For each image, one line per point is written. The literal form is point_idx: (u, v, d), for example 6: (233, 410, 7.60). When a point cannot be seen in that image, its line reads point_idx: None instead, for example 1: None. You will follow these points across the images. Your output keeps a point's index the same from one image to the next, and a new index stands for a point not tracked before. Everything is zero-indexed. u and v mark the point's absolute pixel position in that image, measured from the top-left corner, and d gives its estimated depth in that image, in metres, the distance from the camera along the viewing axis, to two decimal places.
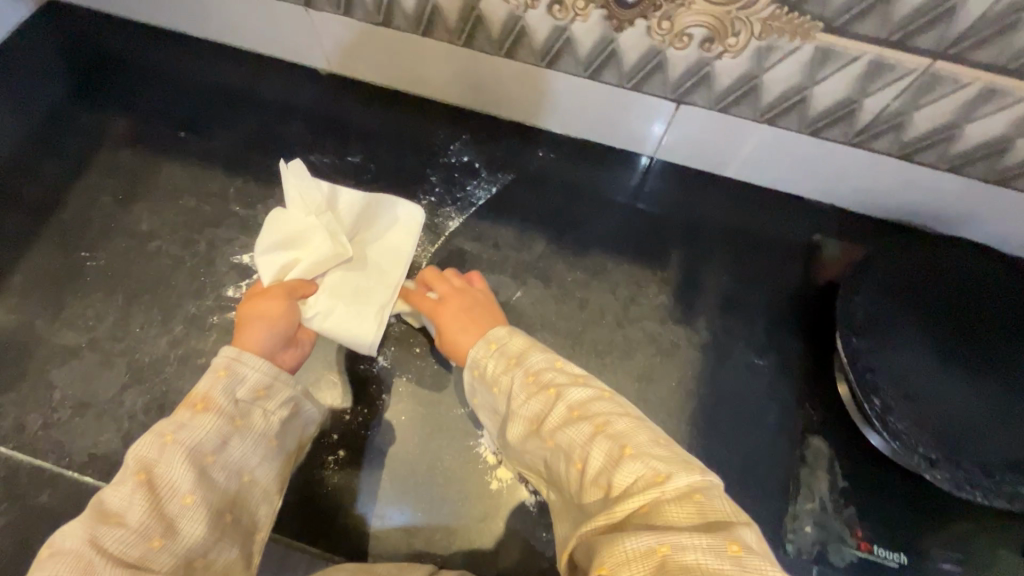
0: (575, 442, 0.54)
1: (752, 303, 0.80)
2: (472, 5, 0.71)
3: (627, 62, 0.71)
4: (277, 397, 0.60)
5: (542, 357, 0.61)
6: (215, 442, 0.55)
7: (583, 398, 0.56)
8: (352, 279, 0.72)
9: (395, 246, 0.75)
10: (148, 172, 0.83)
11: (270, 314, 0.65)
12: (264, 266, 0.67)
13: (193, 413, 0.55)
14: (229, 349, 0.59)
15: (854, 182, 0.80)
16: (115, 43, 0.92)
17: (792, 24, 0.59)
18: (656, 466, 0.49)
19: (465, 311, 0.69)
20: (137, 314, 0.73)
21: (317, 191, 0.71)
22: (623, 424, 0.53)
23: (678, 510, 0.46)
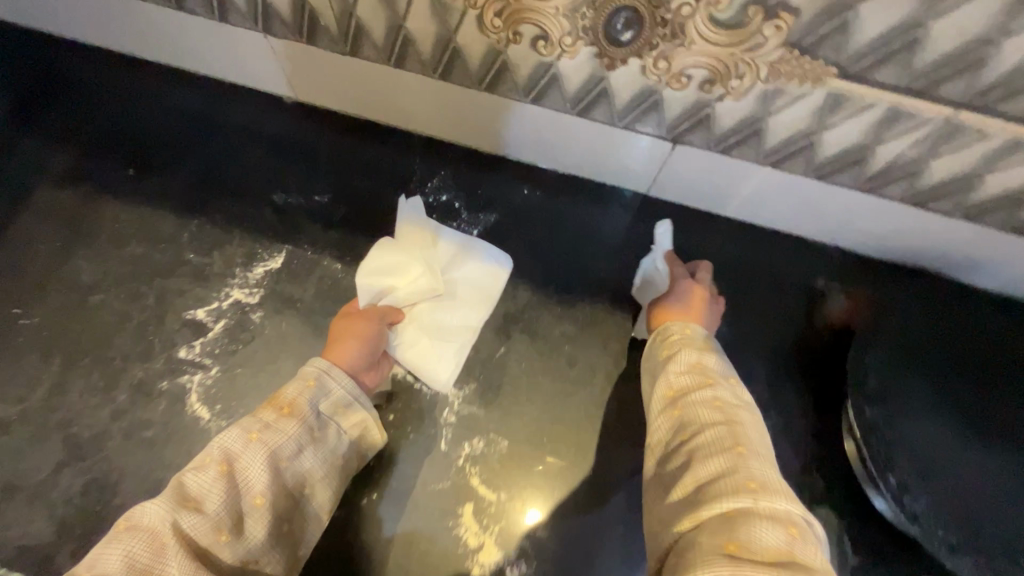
0: (699, 421, 0.54)
1: (754, 357, 0.74)
2: (448, 37, 0.63)
3: (620, 102, 0.65)
4: (353, 416, 0.61)
5: (717, 359, 0.61)
6: (292, 448, 0.55)
7: (730, 400, 0.56)
8: (439, 313, 0.71)
9: (485, 288, 0.72)
10: (91, 214, 0.75)
11: (364, 336, 0.66)
12: (364, 288, 0.68)
13: (278, 416, 0.56)
14: (321, 361, 0.61)
15: (860, 227, 0.74)
16: (57, 66, 0.84)
17: (803, 68, 0.54)
18: (754, 475, 0.48)
19: (700, 298, 0.70)
20: (78, 379, 0.66)
21: (422, 222, 0.73)
22: (747, 429, 0.53)
23: (769, 529, 0.43)
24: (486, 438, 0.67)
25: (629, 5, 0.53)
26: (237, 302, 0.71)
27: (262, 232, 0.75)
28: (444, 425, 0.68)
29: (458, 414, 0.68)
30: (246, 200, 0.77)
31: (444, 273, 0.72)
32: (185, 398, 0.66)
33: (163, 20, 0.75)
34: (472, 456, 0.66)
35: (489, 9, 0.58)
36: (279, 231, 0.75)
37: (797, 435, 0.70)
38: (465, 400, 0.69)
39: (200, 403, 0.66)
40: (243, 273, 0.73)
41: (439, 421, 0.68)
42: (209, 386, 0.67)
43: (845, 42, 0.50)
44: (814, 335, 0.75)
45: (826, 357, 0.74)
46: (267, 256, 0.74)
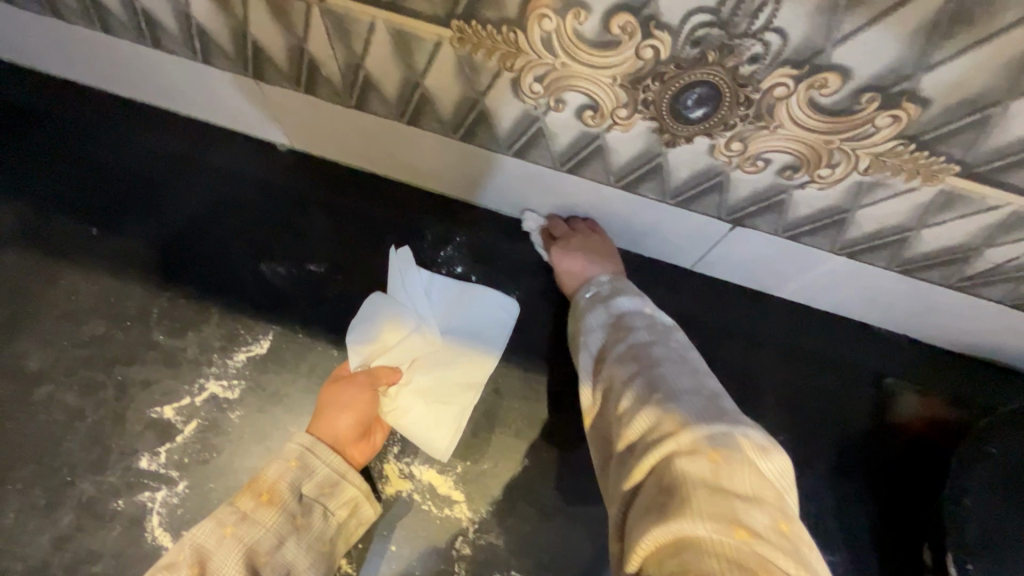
0: (618, 380, 0.48)
1: (810, 470, 0.65)
2: (474, 99, 0.53)
3: (676, 179, 0.55)
4: (341, 496, 0.52)
5: (627, 299, 0.57)
6: (271, 542, 0.46)
7: (643, 341, 0.50)
8: (437, 371, 0.62)
9: (485, 338, 0.65)
10: (43, 285, 0.64)
11: (353, 403, 0.57)
12: (353, 349, 0.62)
13: (257, 504, 0.48)
14: (304, 436, 0.52)
15: (940, 320, 0.65)
16: (14, 102, 0.73)
17: (917, 163, 0.43)
18: (674, 416, 0.42)
19: (579, 242, 0.65)
20: (14, 496, 0.55)
21: (413, 271, 0.66)
22: (663, 368, 0.47)
23: (690, 463, 0.38)
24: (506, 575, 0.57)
25: (707, 80, 0.42)
26: (213, 397, 0.60)
27: (245, 309, 0.64)
28: (457, 559, 0.57)
29: (473, 544, 0.58)
30: (227, 270, 0.66)
31: (439, 323, 0.65)
32: (144, 521, 0.55)
33: (136, 57, 0.64)
34: None
35: (529, 73, 0.47)
36: (266, 309, 0.64)
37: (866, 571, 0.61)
38: (482, 528, 0.58)
39: (162, 528, 0.55)
40: (221, 360, 0.62)
41: (451, 553, 0.57)
42: (174, 506, 0.56)
43: (980, 139, 0.40)
44: (883, 442, 0.66)
45: (897, 471, 0.65)
46: (250, 340, 0.63)
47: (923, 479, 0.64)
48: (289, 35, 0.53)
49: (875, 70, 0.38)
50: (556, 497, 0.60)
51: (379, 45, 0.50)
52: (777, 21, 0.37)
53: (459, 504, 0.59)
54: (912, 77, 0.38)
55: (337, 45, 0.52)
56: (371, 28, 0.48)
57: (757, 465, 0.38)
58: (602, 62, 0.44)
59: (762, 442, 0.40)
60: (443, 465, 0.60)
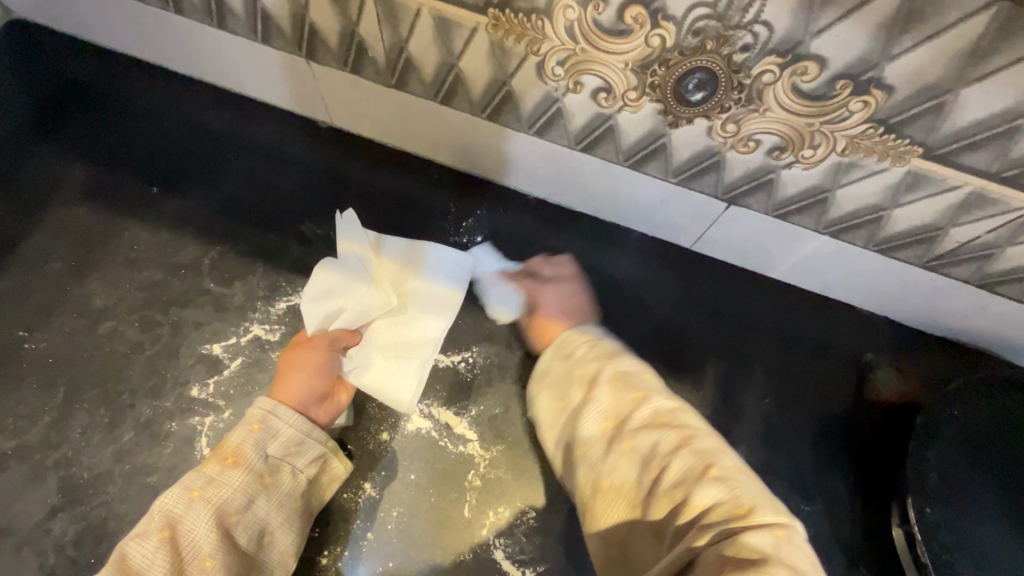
0: (657, 450, 0.48)
1: (792, 431, 0.71)
2: (503, 81, 0.60)
3: (678, 159, 0.62)
4: (307, 454, 0.57)
5: (634, 360, 0.57)
6: (241, 501, 0.52)
7: (666, 407, 0.51)
8: (394, 329, 0.69)
9: (439, 297, 0.71)
10: (108, 235, 0.72)
11: (311, 366, 0.62)
12: (311, 316, 0.67)
13: (223, 467, 0.53)
14: (264, 401, 0.57)
15: (917, 300, 0.71)
16: (88, 73, 0.81)
17: (885, 144, 0.50)
18: (739, 497, 0.42)
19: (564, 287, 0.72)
20: (80, 414, 0.62)
21: (362, 241, 0.72)
22: (707, 439, 0.48)
23: (759, 539, 0.39)
24: (512, 507, 0.63)
25: (705, 67, 0.49)
26: (257, 338, 0.67)
27: (286, 264, 0.72)
28: (468, 490, 0.64)
29: (484, 478, 0.64)
30: (271, 230, 0.74)
31: (391, 286, 0.70)
32: (194, 441, 0.62)
33: (203, 37, 0.72)
34: (497, 526, 0.63)
35: (552, 57, 0.54)
36: (306, 265, 0.72)
37: (842, 523, 0.67)
38: (492, 464, 0.65)
39: (209, 448, 0.62)
40: (265, 307, 0.69)
41: (463, 485, 0.64)
42: (220, 430, 0.62)
43: (938, 123, 0.47)
44: (859, 412, 0.72)
45: (872, 438, 0.71)
46: (291, 291, 0.70)
47: (895, 446, 0.70)
48: (343, 19, 0.60)
49: (847, 60, 0.45)
50: None
51: (423, 30, 0.58)
52: (764, 16, 0.44)
53: (472, 443, 0.65)
54: (878, 66, 0.44)
55: (385, 28, 0.59)
56: (417, 14, 0.56)
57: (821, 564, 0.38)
58: (616, 48, 0.51)
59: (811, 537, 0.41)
60: (459, 407, 0.67)
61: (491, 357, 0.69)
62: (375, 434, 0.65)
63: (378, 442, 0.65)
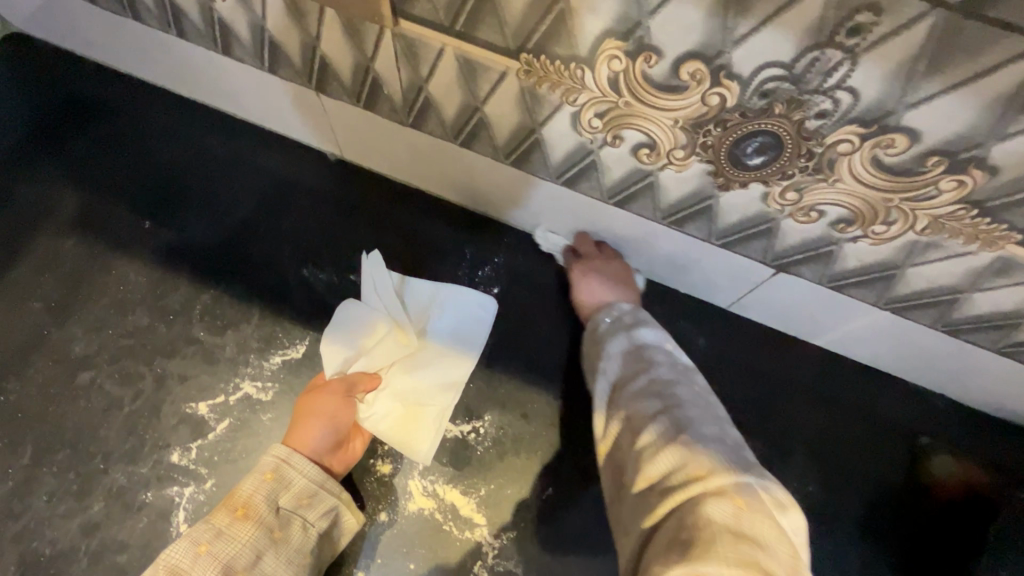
0: (641, 416, 0.49)
1: (838, 523, 0.63)
2: (532, 128, 0.53)
3: (724, 222, 0.55)
4: (319, 506, 0.52)
5: (648, 331, 0.57)
6: (248, 558, 0.48)
7: (666, 377, 0.52)
8: (415, 375, 0.63)
9: (463, 339, 0.65)
10: (93, 273, 0.66)
11: (329, 413, 0.58)
12: (330, 357, 0.62)
13: (232, 519, 0.49)
14: (279, 449, 0.53)
15: (982, 384, 0.63)
16: (85, 93, 0.76)
17: (975, 228, 0.43)
18: (701, 462, 0.42)
19: (602, 265, 0.65)
20: (48, 478, 0.56)
21: (388, 278, 0.67)
22: (686, 409, 0.48)
23: (716, 507, 0.38)
24: None
25: (770, 131, 0.43)
26: (247, 398, 0.61)
27: (284, 313, 0.65)
28: None
29: (492, 570, 0.57)
30: (270, 273, 0.67)
31: (414, 325, 0.66)
32: (171, 515, 0.55)
33: (206, 62, 0.67)
34: None
35: (590, 108, 0.48)
36: (305, 314, 0.65)
37: None
38: (502, 554, 0.58)
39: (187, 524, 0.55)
40: (259, 361, 0.63)
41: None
42: (201, 503, 0.56)
43: None
44: (910, 504, 0.64)
45: (924, 534, 0.63)
46: (287, 344, 0.64)
47: (951, 544, 0.62)
48: (358, 53, 0.55)
49: (944, 135, 0.38)
50: (580, 529, 0.59)
51: (445, 71, 0.51)
52: (850, 81, 0.37)
53: (480, 527, 0.59)
54: (984, 145, 0.37)
55: (404, 67, 0.53)
56: (440, 54, 0.50)
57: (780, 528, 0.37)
58: (667, 104, 0.44)
59: (781, 498, 0.40)
60: (467, 485, 0.60)
61: (504, 426, 0.62)
62: (372, 514, 0.59)
63: (376, 522, 0.58)
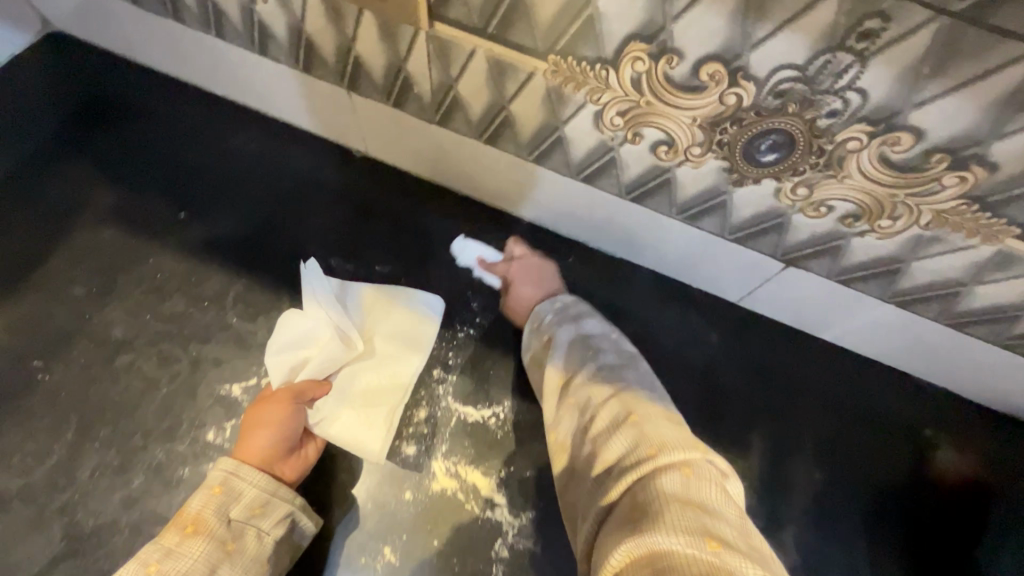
0: (592, 401, 0.51)
1: (844, 510, 0.66)
2: (555, 126, 0.56)
3: (737, 217, 0.58)
4: (274, 514, 0.51)
5: (593, 322, 0.60)
6: (202, 573, 0.45)
7: (613, 363, 0.55)
8: (364, 377, 0.65)
9: (409, 341, 0.67)
10: (132, 260, 0.69)
11: (277, 421, 0.57)
12: (276, 369, 0.62)
13: (181, 538, 0.46)
14: (226, 462, 0.52)
15: (984, 377, 0.65)
16: (122, 91, 0.79)
17: (977, 222, 0.46)
18: (650, 440, 0.44)
19: (532, 264, 0.70)
20: (90, 454, 0.58)
21: (329, 283, 0.68)
22: (634, 391, 0.51)
23: (667, 479, 0.40)
24: None
25: (783, 129, 0.45)
26: None
27: None
28: (495, 560, 0.59)
29: (512, 548, 0.60)
30: (299, 264, 0.70)
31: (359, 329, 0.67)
32: None
33: (242, 61, 0.70)
34: None
35: (612, 107, 0.51)
36: None
37: None
38: (521, 533, 0.60)
39: None
40: None
41: (490, 554, 0.59)
42: None
43: None
44: (918, 493, 0.66)
45: (932, 523, 0.65)
46: None
47: (956, 534, 0.64)
48: (391, 53, 0.58)
49: (948, 134, 0.40)
50: None
51: (475, 71, 0.54)
52: (860, 82, 0.40)
53: (501, 507, 0.61)
54: (984, 143, 0.40)
55: (434, 66, 0.56)
56: (471, 54, 0.53)
57: (722, 489, 0.41)
58: (686, 103, 0.47)
59: (725, 468, 0.43)
60: (488, 467, 0.62)
61: (523, 412, 0.65)
62: (398, 492, 0.61)
63: (401, 501, 0.61)
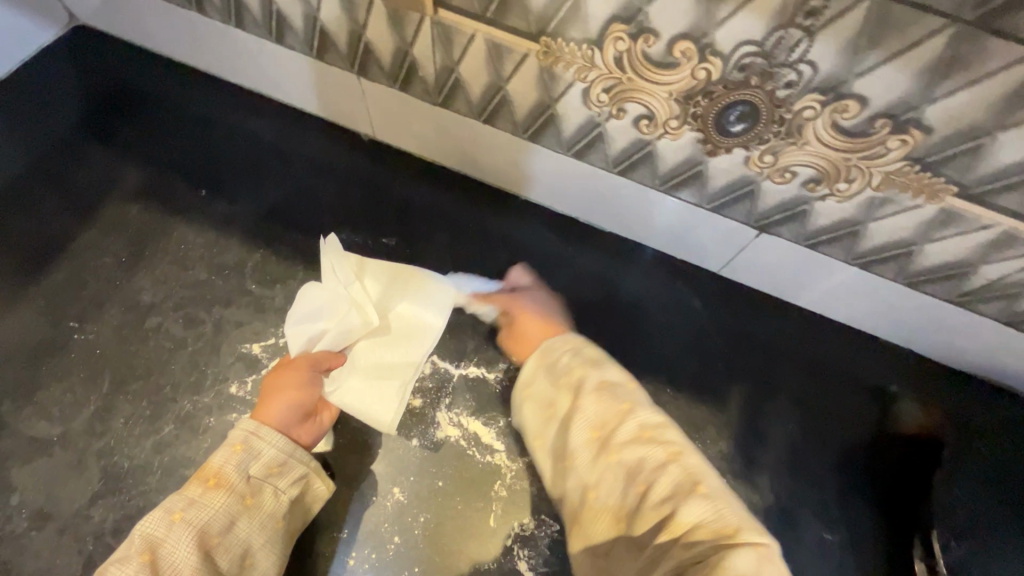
0: (643, 465, 0.48)
1: (815, 458, 0.71)
2: (548, 104, 0.62)
3: (713, 186, 0.63)
4: (290, 474, 0.56)
5: (617, 371, 0.57)
6: (222, 523, 0.51)
7: (652, 421, 0.51)
8: (381, 350, 0.66)
9: (425, 319, 0.67)
10: (158, 233, 0.75)
11: (294, 387, 0.61)
12: (294, 337, 0.63)
13: (204, 490, 0.52)
14: (248, 422, 0.55)
15: (944, 335, 0.71)
16: (145, 79, 0.85)
17: (921, 182, 0.52)
18: (722, 515, 0.43)
19: (535, 296, 0.72)
20: (124, 405, 0.64)
21: (345, 260, 0.66)
22: (689, 456, 0.48)
23: (741, 560, 0.39)
24: (536, 518, 0.64)
25: (747, 100, 0.51)
26: None
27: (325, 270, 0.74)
28: (494, 500, 0.65)
29: (510, 489, 0.65)
30: (313, 236, 0.76)
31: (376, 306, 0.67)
32: None
33: (259, 50, 0.76)
34: (521, 537, 0.64)
35: (598, 84, 0.57)
36: None
37: (863, 553, 0.67)
38: (518, 475, 0.66)
39: None
40: None
41: (490, 493, 0.65)
42: None
43: (974, 164, 0.49)
44: (883, 446, 0.72)
45: (897, 470, 0.71)
46: None
47: (921, 480, 0.70)
48: (399, 40, 0.64)
49: (887, 100, 0.46)
50: None
51: (475, 53, 0.60)
52: (810, 56, 0.46)
53: (499, 453, 0.67)
54: (919, 107, 0.46)
55: (438, 50, 0.62)
56: (471, 38, 0.59)
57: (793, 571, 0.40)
58: (662, 79, 0.53)
59: None
60: (487, 417, 0.68)
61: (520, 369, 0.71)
62: (406, 440, 0.67)
63: (408, 448, 0.66)
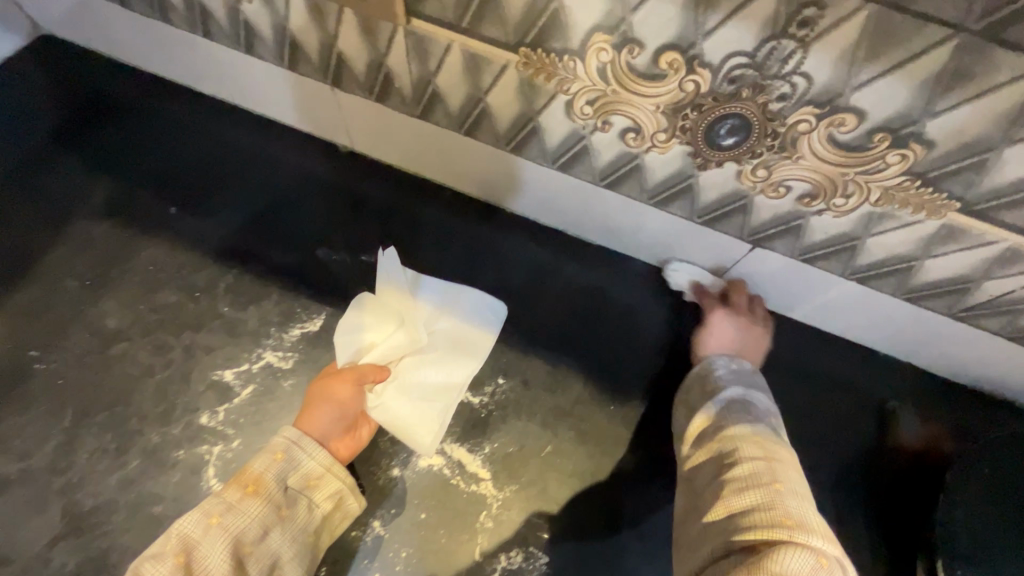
0: (739, 457, 0.51)
1: (814, 478, 0.69)
2: (530, 116, 0.59)
3: (704, 199, 0.60)
4: (326, 488, 0.54)
5: (763, 397, 0.58)
6: (256, 532, 0.49)
7: (770, 435, 0.53)
8: (423, 369, 0.67)
9: (473, 337, 0.70)
10: (126, 254, 0.71)
11: (342, 400, 0.61)
12: (342, 347, 0.66)
13: (243, 495, 0.50)
14: (291, 430, 0.54)
15: (943, 350, 0.69)
16: (112, 89, 0.81)
17: (922, 198, 0.49)
18: (790, 514, 0.44)
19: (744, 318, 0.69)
20: (89, 438, 0.61)
21: (400, 275, 0.69)
22: (785, 467, 0.50)
23: (797, 560, 0.41)
24: (524, 549, 0.62)
25: (738, 113, 0.49)
26: (269, 366, 0.66)
27: (301, 290, 0.71)
28: (480, 531, 0.62)
29: (496, 519, 0.63)
30: (289, 254, 0.73)
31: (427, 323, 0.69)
32: (201, 471, 0.60)
33: (229, 61, 0.72)
34: (508, 570, 0.61)
35: (581, 96, 0.54)
36: (320, 291, 0.71)
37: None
38: (505, 504, 0.63)
39: (216, 478, 0.60)
40: (278, 334, 0.68)
41: (475, 524, 0.62)
42: (229, 459, 0.61)
43: (979, 180, 0.46)
44: (878, 461, 0.70)
45: (894, 487, 0.68)
46: (304, 318, 0.69)
47: (917, 496, 0.68)
48: (372, 50, 0.60)
49: (885, 113, 0.44)
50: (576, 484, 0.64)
51: (452, 64, 0.57)
52: (804, 67, 0.43)
53: (485, 481, 0.64)
54: (919, 121, 0.43)
55: (414, 61, 0.59)
56: (447, 49, 0.56)
57: None
58: (648, 91, 0.50)
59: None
60: (473, 444, 0.65)
61: (507, 392, 0.68)
62: (386, 470, 0.64)
63: (388, 478, 0.63)
